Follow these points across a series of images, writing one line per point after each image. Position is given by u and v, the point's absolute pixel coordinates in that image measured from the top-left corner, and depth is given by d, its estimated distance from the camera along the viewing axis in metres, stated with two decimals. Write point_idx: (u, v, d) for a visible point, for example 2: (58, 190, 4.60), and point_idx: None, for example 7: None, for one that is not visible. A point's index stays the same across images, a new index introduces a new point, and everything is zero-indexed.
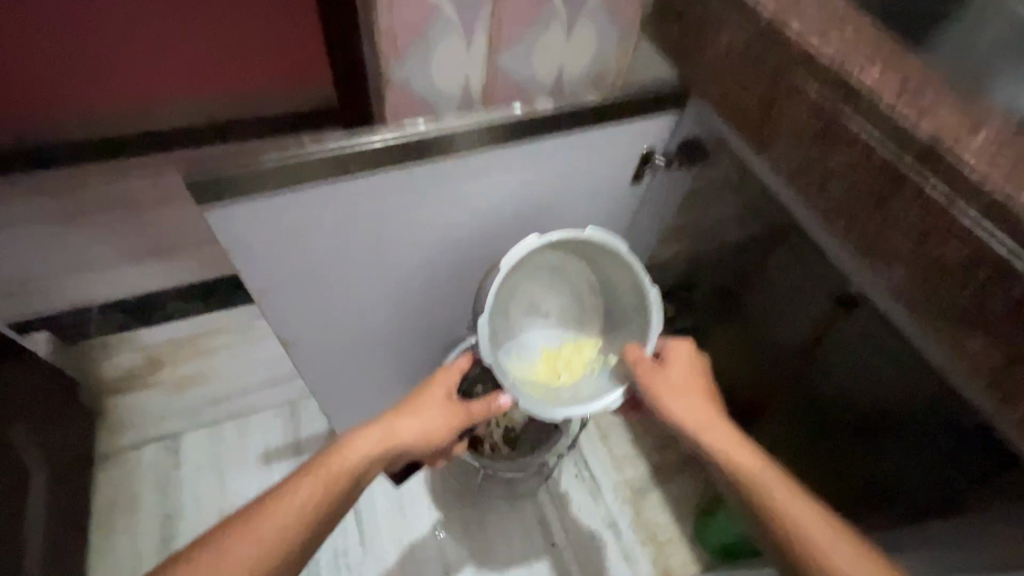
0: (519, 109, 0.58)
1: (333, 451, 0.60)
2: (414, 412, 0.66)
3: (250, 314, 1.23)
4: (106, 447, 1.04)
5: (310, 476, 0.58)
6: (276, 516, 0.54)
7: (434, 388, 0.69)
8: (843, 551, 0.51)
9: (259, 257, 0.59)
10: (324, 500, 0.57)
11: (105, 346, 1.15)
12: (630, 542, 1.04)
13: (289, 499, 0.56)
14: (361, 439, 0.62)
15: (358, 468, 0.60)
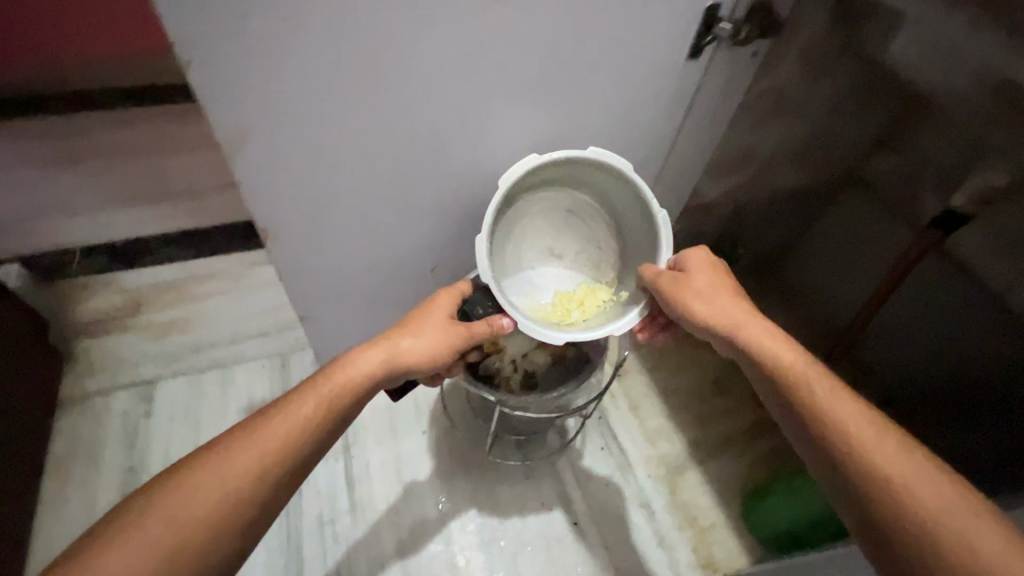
0: None
1: (327, 371, 0.52)
2: (419, 328, 0.57)
3: (244, 262, 1.12)
4: (72, 391, 0.92)
5: (306, 394, 0.50)
6: (273, 439, 0.46)
7: (440, 304, 0.60)
8: (904, 463, 0.43)
9: (223, 93, 0.45)
10: (326, 419, 0.49)
11: (84, 287, 1.05)
12: (666, 526, 0.88)
13: (284, 417, 0.48)
14: (361, 355, 0.53)
15: (361, 385, 0.52)
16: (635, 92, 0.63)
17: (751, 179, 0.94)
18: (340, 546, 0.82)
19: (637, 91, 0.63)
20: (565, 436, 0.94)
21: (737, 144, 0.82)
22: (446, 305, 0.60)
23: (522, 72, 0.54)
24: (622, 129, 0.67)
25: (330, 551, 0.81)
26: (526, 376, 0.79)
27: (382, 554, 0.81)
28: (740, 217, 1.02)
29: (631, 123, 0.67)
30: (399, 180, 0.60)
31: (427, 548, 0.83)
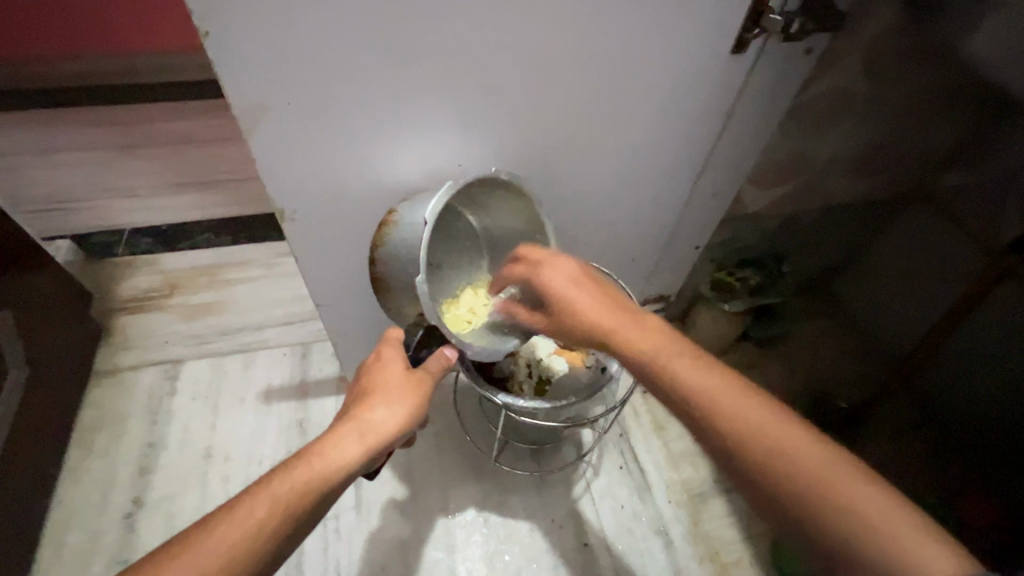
0: None
1: (298, 460, 0.44)
2: (381, 395, 0.50)
3: (277, 251, 1.15)
4: (106, 363, 0.96)
5: (254, 498, 0.41)
6: (214, 567, 0.37)
7: (393, 365, 0.53)
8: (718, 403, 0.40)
9: (243, 62, 0.44)
10: (288, 522, 0.41)
11: (128, 266, 1.09)
12: (684, 558, 0.81)
13: (232, 531, 0.39)
14: (326, 441, 0.46)
15: (336, 475, 0.45)
16: (675, 85, 0.59)
17: (800, 191, 0.87)
18: (341, 542, 0.79)
19: (675, 86, 0.59)
20: (582, 449, 0.91)
21: (785, 151, 0.77)
22: (401, 364, 0.53)
23: (553, 54, 0.51)
24: (656, 129, 0.63)
25: (331, 547, 0.79)
26: (538, 380, 0.78)
27: (383, 556, 0.79)
28: (786, 232, 0.96)
29: (669, 119, 0.63)
30: (417, 169, 0.59)
31: (430, 554, 0.79)
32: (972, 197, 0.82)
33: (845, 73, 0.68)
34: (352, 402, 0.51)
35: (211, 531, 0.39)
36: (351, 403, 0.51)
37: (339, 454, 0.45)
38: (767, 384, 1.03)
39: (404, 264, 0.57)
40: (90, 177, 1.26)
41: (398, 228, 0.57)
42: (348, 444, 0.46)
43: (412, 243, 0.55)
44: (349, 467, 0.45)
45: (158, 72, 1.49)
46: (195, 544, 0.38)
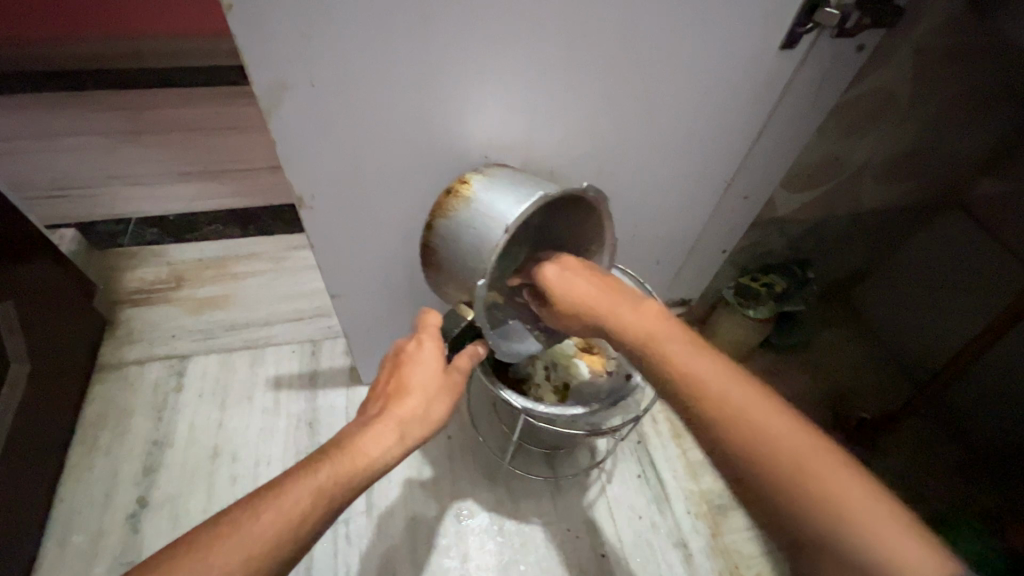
0: None
1: (338, 453, 0.44)
2: (419, 392, 0.49)
3: (287, 244, 1.13)
4: (110, 356, 0.93)
5: (300, 486, 0.40)
6: (257, 556, 0.37)
7: (430, 357, 0.52)
8: (713, 385, 0.38)
9: (266, 43, 0.41)
10: (328, 516, 0.41)
11: (133, 256, 1.07)
12: (704, 572, 0.79)
13: (280, 517, 0.39)
14: (368, 436, 0.45)
15: (374, 470, 0.45)
16: (719, 83, 0.56)
17: (833, 195, 0.84)
18: (352, 548, 0.77)
19: (716, 84, 0.56)
20: (596, 456, 0.88)
21: (823, 154, 0.74)
22: (438, 358, 0.52)
23: (594, 45, 0.49)
24: (692, 129, 0.60)
25: (342, 553, 0.76)
26: (556, 386, 0.74)
27: (394, 566, 0.76)
28: (815, 237, 0.93)
29: (710, 116, 0.59)
30: (443, 164, 0.56)
31: (442, 562, 0.77)
32: (1011, 210, 0.79)
33: (892, 73, 0.65)
34: (388, 391, 0.50)
35: (259, 515, 0.38)
36: (387, 393, 0.50)
37: (379, 450, 0.45)
38: (788, 392, 0.96)
39: (463, 255, 0.53)
40: (94, 163, 1.23)
41: (469, 209, 0.53)
42: (389, 441, 0.46)
43: (480, 238, 0.51)
44: (387, 462, 0.46)
45: (164, 56, 1.46)
46: (241, 528, 0.37)
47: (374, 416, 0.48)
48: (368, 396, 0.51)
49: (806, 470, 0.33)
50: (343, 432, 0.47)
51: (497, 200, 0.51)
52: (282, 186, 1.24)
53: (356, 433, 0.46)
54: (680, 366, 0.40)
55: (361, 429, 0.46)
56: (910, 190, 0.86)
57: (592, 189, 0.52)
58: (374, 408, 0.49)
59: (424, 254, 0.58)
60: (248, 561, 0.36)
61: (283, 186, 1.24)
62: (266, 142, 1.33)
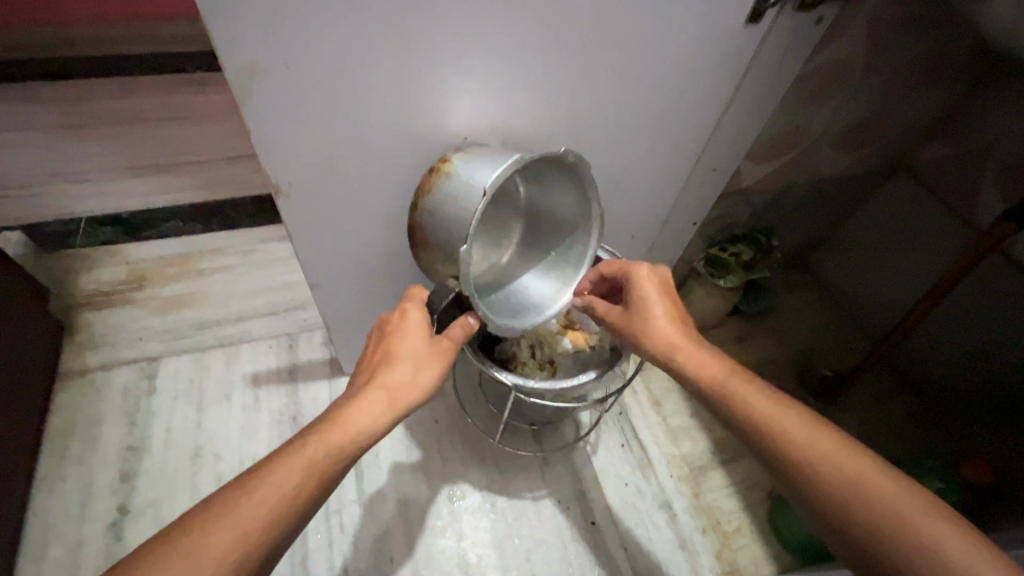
0: None
1: (327, 426, 0.44)
2: (405, 362, 0.49)
3: (254, 237, 1.09)
4: (72, 364, 0.88)
5: (290, 460, 0.41)
6: (252, 534, 0.37)
7: (416, 326, 0.51)
8: (786, 418, 0.44)
9: (238, 27, 0.39)
10: (319, 489, 0.41)
11: (87, 258, 1.01)
12: (688, 530, 0.83)
13: (272, 493, 0.39)
14: (356, 407, 0.45)
15: (365, 440, 0.45)
16: (690, 56, 0.57)
17: (793, 166, 0.88)
18: (347, 537, 0.77)
19: (686, 59, 0.57)
20: (581, 429, 0.91)
21: (784, 125, 0.76)
22: (423, 328, 0.51)
23: (568, 22, 0.49)
24: (663, 104, 0.62)
25: (336, 543, 0.76)
26: (541, 363, 0.76)
27: (389, 549, 0.77)
28: (777, 206, 0.97)
29: (678, 92, 0.61)
30: (423, 149, 0.56)
31: (439, 541, 0.78)
32: (951, 172, 0.86)
33: (846, 46, 0.68)
34: (375, 363, 0.50)
35: (250, 490, 0.38)
36: (375, 364, 0.50)
37: (369, 420, 0.45)
38: (756, 355, 1.03)
39: (449, 227, 0.54)
40: (35, 163, 1.16)
41: (450, 181, 0.53)
42: (377, 411, 0.46)
43: (463, 205, 0.52)
44: (376, 432, 0.46)
45: (103, 44, 1.38)
46: (235, 505, 0.37)
47: (363, 388, 0.47)
48: (356, 370, 0.51)
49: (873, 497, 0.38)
50: (334, 405, 0.47)
51: (475, 169, 0.52)
52: (243, 179, 1.20)
53: (346, 405, 0.46)
54: (759, 413, 0.45)
55: (351, 401, 0.46)
56: (864, 160, 0.91)
57: (571, 153, 0.53)
58: (363, 380, 0.49)
59: (415, 238, 0.59)
60: (243, 539, 0.36)
61: (244, 179, 1.20)
62: (224, 133, 1.27)
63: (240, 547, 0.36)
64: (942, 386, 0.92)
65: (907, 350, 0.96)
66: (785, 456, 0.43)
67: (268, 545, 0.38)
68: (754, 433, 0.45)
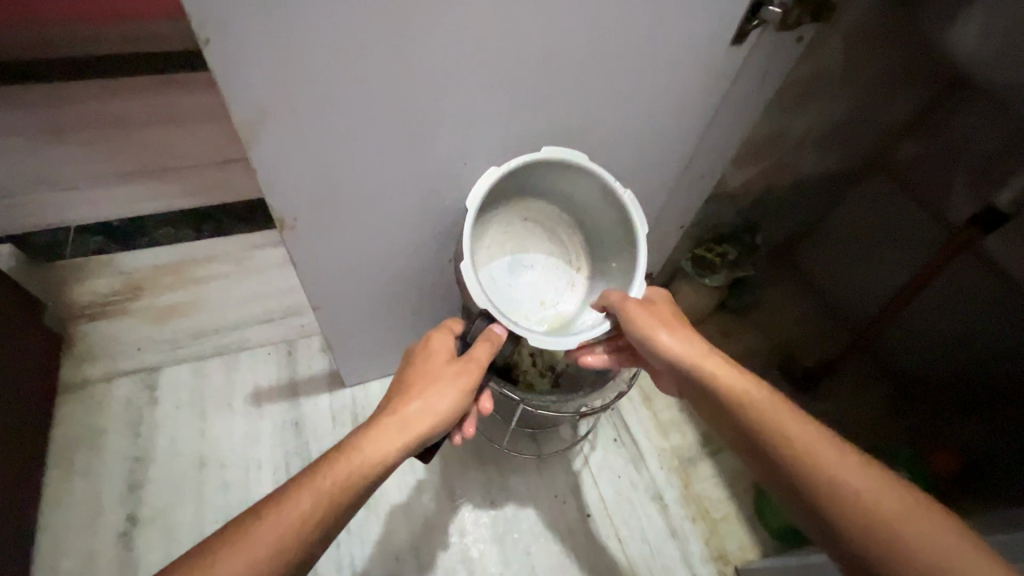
0: None
1: (343, 453, 0.46)
2: (421, 391, 0.52)
3: (247, 244, 1.09)
4: (71, 377, 0.89)
5: (306, 488, 0.43)
6: (264, 559, 0.40)
7: (435, 357, 0.55)
8: (791, 423, 0.47)
9: (245, 75, 0.41)
10: (333, 515, 0.43)
11: (78, 268, 1.01)
12: (678, 520, 0.88)
13: (284, 519, 0.41)
14: (373, 435, 0.48)
15: (380, 466, 0.47)
16: (678, 76, 0.59)
17: (775, 168, 0.91)
18: (353, 538, 0.80)
19: (674, 78, 0.59)
20: (579, 428, 0.94)
21: (767, 131, 0.79)
22: (441, 358, 0.55)
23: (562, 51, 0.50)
24: (653, 120, 0.63)
25: (343, 543, 0.80)
26: (542, 371, 0.79)
27: (394, 548, 0.80)
28: (761, 206, 0.99)
29: (667, 109, 0.63)
30: (423, 176, 0.57)
31: (442, 539, 0.82)
32: (931, 166, 0.89)
33: (826, 57, 0.70)
34: (397, 393, 0.53)
35: (265, 516, 0.41)
36: (396, 393, 0.53)
37: (384, 447, 0.48)
38: (741, 348, 1.08)
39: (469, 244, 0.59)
40: (20, 171, 1.15)
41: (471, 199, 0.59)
42: (391, 438, 0.48)
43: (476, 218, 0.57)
44: (392, 458, 0.48)
45: (77, 44, 1.34)
46: (250, 530, 0.40)
47: (382, 416, 0.50)
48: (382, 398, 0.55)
49: (872, 497, 0.42)
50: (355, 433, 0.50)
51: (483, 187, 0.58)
52: (232, 183, 1.19)
53: (364, 433, 0.48)
54: (766, 416, 0.48)
55: (369, 429, 0.49)
56: (844, 159, 0.94)
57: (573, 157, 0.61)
58: (384, 409, 0.52)
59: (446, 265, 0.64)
60: (253, 563, 0.39)
61: (233, 183, 1.19)
62: (210, 135, 1.27)
63: (249, 571, 0.39)
64: (924, 380, 0.96)
65: (891, 340, 0.99)
66: (791, 458, 0.46)
67: (279, 569, 0.40)
68: (761, 436, 0.48)
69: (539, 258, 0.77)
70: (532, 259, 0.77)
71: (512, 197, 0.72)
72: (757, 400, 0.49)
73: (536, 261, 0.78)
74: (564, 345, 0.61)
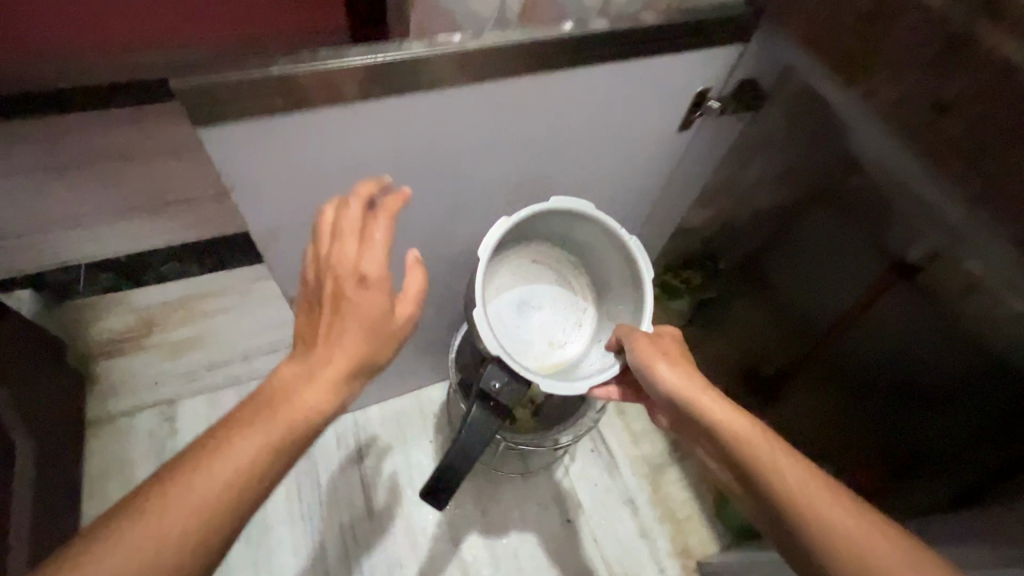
0: (570, 25, 0.53)
1: (273, 407, 0.44)
2: (355, 341, 0.48)
3: (248, 276, 1.17)
4: (98, 413, 0.99)
5: (235, 451, 0.40)
6: (201, 520, 0.38)
7: (369, 299, 0.49)
8: (792, 467, 0.48)
9: (250, 195, 0.54)
10: (269, 472, 0.42)
11: (94, 306, 1.08)
12: (648, 520, 1.00)
13: (217, 484, 0.39)
14: (306, 391, 0.45)
15: (315, 423, 0.45)
16: None
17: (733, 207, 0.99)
18: (359, 547, 0.94)
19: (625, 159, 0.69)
20: None
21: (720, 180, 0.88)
22: (376, 299, 0.50)
23: None
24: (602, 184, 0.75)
25: (351, 553, 0.93)
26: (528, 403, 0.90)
27: (396, 556, 0.93)
28: (720, 237, 1.07)
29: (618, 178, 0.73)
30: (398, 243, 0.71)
31: (436, 545, 0.95)
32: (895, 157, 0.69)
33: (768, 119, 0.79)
34: (323, 334, 0.48)
35: (193, 481, 0.39)
36: (322, 335, 0.48)
37: (318, 403, 0.45)
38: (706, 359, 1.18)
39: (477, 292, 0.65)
40: (25, 208, 1.21)
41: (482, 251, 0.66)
42: (325, 394, 0.46)
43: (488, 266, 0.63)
44: (326, 411, 0.46)
45: None
46: (179, 497, 0.38)
47: (313, 366, 0.47)
48: (303, 326, 0.49)
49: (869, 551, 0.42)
50: (280, 382, 0.46)
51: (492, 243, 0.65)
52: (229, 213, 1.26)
53: (293, 388, 0.45)
54: (762, 460, 0.49)
55: (299, 383, 0.46)
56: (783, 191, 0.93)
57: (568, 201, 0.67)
58: (313, 356, 0.48)
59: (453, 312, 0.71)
60: (191, 527, 0.38)
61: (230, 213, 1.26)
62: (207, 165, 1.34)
63: (184, 533, 0.37)
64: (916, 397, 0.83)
65: (834, 351, 0.96)
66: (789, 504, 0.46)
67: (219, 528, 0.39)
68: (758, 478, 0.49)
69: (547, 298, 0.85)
70: (540, 300, 0.85)
71: (521, 241, 0.81)
72: (763, 452, 0.50)
73: (544, 302, 0.86)
74: (570, 383, 0.67)
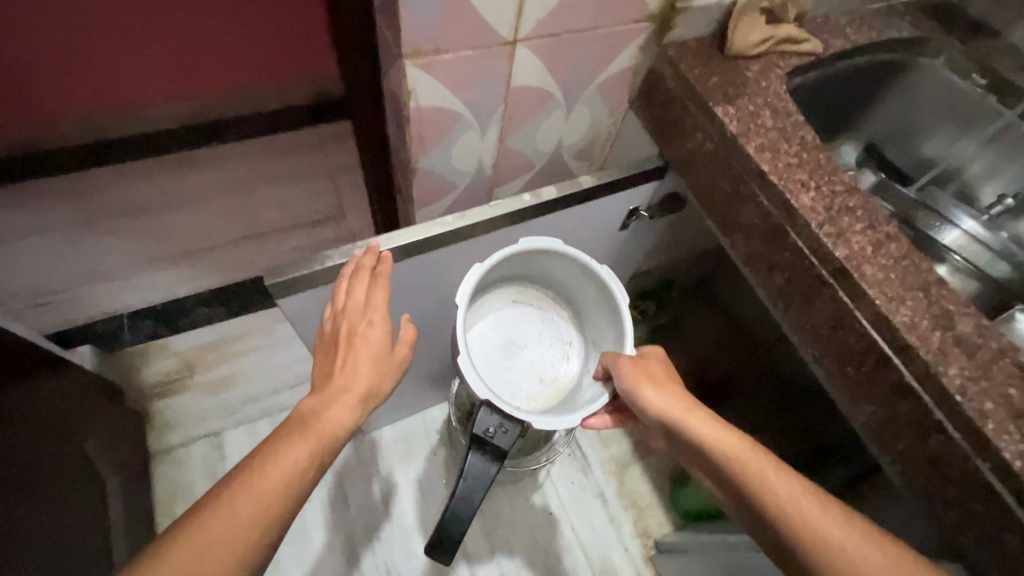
0: (529, 198, 0.79)
1: (312, 420, 0.58)
2: (366, 370, 0.64)
3: (268, 318, 1.33)
4: (157, 445, 1.19)
5: (285, 455, 0.54)
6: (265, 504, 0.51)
7: (376, 339, 0.66)
8: (782, 481, 0.57)
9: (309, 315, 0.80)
10: (307, 469, 0.55)
11: (138, 354, 1.23)
12: (616, 509, 1.23)
13: (274, 480, 0.52)
14: (333, 408, 0.60)
15: (339, 432, 0.60)
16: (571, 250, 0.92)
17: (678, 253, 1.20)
18: (382, 544, 1.15)
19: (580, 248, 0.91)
20: None
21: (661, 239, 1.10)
22: (380, 339, 0.66)
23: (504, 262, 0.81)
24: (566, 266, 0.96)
25: (377, 550, 1.14)
26: None
27: (413, 549, 1.15)
28: (671, 273, 1.27)
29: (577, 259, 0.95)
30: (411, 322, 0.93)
31: None
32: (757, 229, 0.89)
33: None
34: (342, 368, 0.64)
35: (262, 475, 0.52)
36: (341, 369, 0.64)
37: (342, 418, 0.60)
38: None
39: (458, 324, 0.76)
40: (66, 265, 1.38)
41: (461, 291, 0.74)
42: (346, 411, 0.61)
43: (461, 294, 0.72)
44: (346, 424, 0.61)
45: (94, 130, 1.57)
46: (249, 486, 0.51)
47: (337, 390, 0.62)
48: (324, 362, 0.65)
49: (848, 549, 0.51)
50: (311, 404, 0.60)
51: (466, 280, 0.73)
52: (248, 259, 1.44)
53: (323, 407, 0.60)
54: (757, 475, 0.58)
55: (326, 402, 0.61)
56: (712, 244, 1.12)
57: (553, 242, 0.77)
58: (335, 383, 0.63)
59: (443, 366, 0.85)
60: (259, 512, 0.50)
61: (248, 259, 1.44)
62: (222, 214, 1.52)
63: (253, 513, 0.50)
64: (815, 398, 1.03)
65: (775, 355, 1.11)
66: (783, 516, 0.55)
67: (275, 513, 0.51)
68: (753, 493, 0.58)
69: (529, 337, 1.03)
70: (524, 341, 1.03)
71: (498, 283, 1.01)
72: (755, 469, 0.59)
73: (527, 342, 1.03)
74: (557, 417, 0.78)
